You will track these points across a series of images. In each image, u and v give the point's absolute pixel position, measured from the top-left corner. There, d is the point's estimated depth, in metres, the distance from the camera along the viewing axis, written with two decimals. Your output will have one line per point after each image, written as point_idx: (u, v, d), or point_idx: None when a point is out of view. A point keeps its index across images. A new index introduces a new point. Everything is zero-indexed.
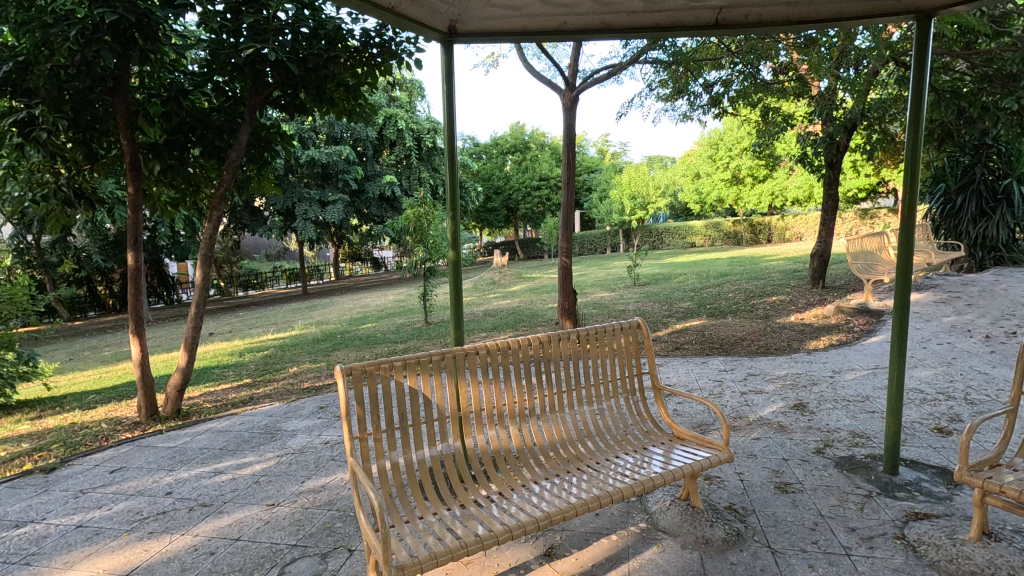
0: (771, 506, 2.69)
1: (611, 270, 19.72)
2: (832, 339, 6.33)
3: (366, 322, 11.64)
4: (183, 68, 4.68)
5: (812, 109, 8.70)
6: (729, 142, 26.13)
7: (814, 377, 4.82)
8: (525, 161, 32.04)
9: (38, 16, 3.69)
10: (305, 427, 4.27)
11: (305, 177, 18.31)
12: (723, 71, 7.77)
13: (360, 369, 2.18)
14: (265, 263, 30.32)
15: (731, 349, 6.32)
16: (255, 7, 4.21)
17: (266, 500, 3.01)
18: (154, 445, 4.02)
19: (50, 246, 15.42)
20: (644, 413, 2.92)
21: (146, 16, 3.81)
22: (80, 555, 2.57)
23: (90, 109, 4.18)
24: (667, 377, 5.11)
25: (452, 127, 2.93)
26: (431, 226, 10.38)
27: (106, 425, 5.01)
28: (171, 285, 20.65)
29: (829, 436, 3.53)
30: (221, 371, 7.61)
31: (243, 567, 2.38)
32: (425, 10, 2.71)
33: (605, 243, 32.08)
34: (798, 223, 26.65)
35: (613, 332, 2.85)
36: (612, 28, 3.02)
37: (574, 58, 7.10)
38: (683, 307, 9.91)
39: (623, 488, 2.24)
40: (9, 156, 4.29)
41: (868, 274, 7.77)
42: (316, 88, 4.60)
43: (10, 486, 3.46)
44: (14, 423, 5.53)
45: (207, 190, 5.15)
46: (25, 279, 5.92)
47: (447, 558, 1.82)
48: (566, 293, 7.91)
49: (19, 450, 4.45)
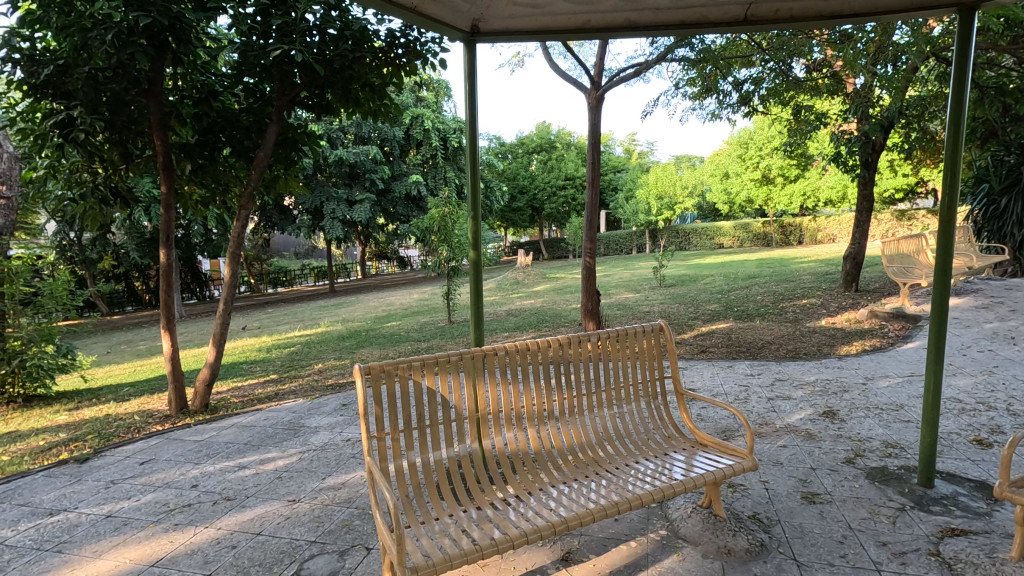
0: (798, 517, 2.61)
1: (636, 271, 19.65)
2: (864, 345, 6.12)
3: (390, 321, 11.73)
4: (216, 69, 4.79)
5: (847, 107, 8.44)
6: (759, 141, 25.56)
7: (845, 385, 4.66)
8: (551, 160, 31.90)
9: (77, 20, 3.78)
10: (328, 423, 4.32)
11: (332, 176, 18.60)
12: (754, 69, 7.60)
13: (378, 368, 2.18)
14: (294, 262, 31.03)
15: (758, 353, 6.17)
16: (283, 9, 4.24)
17: (288, 496, 3.06)
18: (182, 439, 4.12)
19: (90, 243, 16.13)
20: (666, 418, 2.85)
21: (178, 19, 3.88)
22: (108, 545, 2.64)
23: (125, 110, 4.29)
24: (691, 381, 5.01)
25: (474, 125, 2.91)
26: (455, 225, 10.42)
27: (139, 417, 5.16)
28: (203, 281, 21.47)
29: (860, 445, 3.41)
30: (249, 367, 7.76)
31: (263, 563, 2.41)
32: (447, 10, 2.70)
33: (631, 244, 31.80)
34: (830, 224, 25.92)
35: (635, 334, 2.79)
36: (636, 25, 2.97)
37: (600, 57, 7.02)
38: (709, 309, 9.75)
39: (642, 494, 2.19)
40: (50, 156, 4.42)
41: (905, 277, 7.50)
42: (342, 88, 4.66)
43: (46, 475, 3.59)
44: (52, 413, 5.71)
45: (236, 189, 5.28)
46: (66, 275, 6.15)
47: (461, 562, 1.80)
48: (589, 294, 7.82)
49: (56, 440, 4.59)
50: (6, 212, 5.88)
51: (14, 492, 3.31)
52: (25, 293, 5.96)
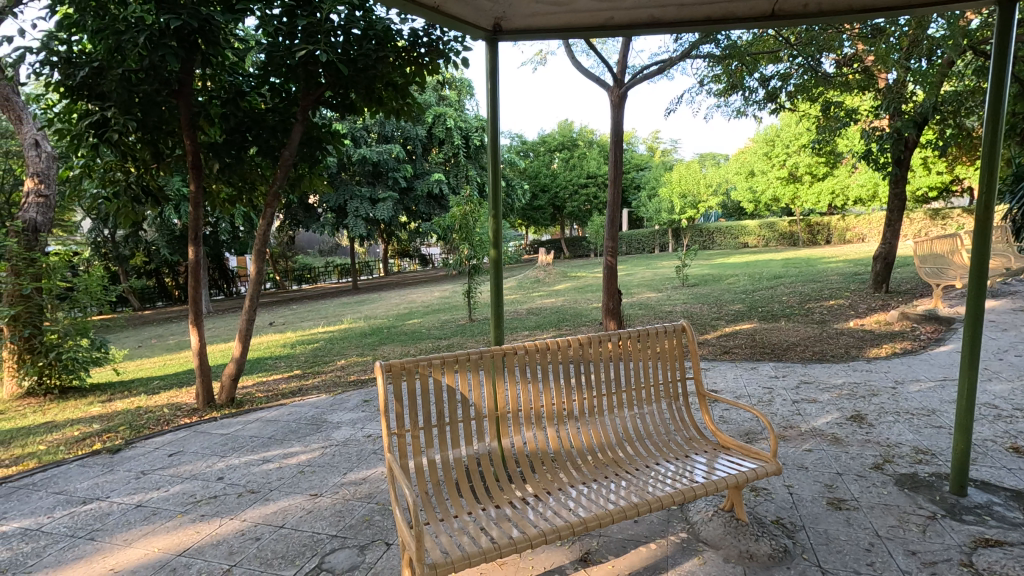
0: (823, 523, 2.55)
1: (658, 270, 19.43)
2: (895, 347, 5.94)
3: (411, 318, 11.82)
4: (244, 70, 4.89)
5: (878, 103, 8.21)
6: (786, 138, 25.03)
7: (874, 388, 4.54)
8: (573, 158, 31.73)
9: (111, 23, 3.88)
10: (349, 419, 4.37)
11: (356, 175, 18.80)
12: (782, 65, 7.45)
13: (399, 365, 2.20)
14: (318, 259, 31.55)
15: (783, 355, 6.05)
16: (309, 10, 4.28)
17: (310, 490, 3.10)
18: (209, 432, 4.22)
19: (123, 240, 16.65)
20: (687, 419, 2.82)
21: (207, 21, 3.96)
22: (138, 534, 2.71)
23: (156, 111, 4.40)
24: (713, 383, 4.94)
25: (495, 123, 2.91)
26: (476, 224, 10.45)
27: (168, 410, 5.30)
28: (230, 278, 21.96)
29: (889, 451, 3.32)
30: (274, 362, 7.90)
31: (285, 555, 2.45)
32: (469, 9, 2.71)
33: (654, 243, 31.51)
34: (860, 224, 25.19)
35: (657, 334, 2.76)
36: (660, 22, 2.92)
37: (624, 54, 6.95)
38: (733, 309, 9.60)
39: (662, 497, 2.16)
40: (85, 156, 4.56)
41: (938, 278, 7.27)
42: (365, 88, 4.71)
43: (80, 464, 3.71)
44: (86, 405, 5.90)
45: (262, 188, 5.37)
46: (100, 271, 6.35)
47: (480, 560, 1.80)
48: (610, 294, 7.75)
49: (89, 431, 4.75)
50: (45, 210, 6.11)
51: (50, 480, 3.43)
52: (61, 288, 6.18)
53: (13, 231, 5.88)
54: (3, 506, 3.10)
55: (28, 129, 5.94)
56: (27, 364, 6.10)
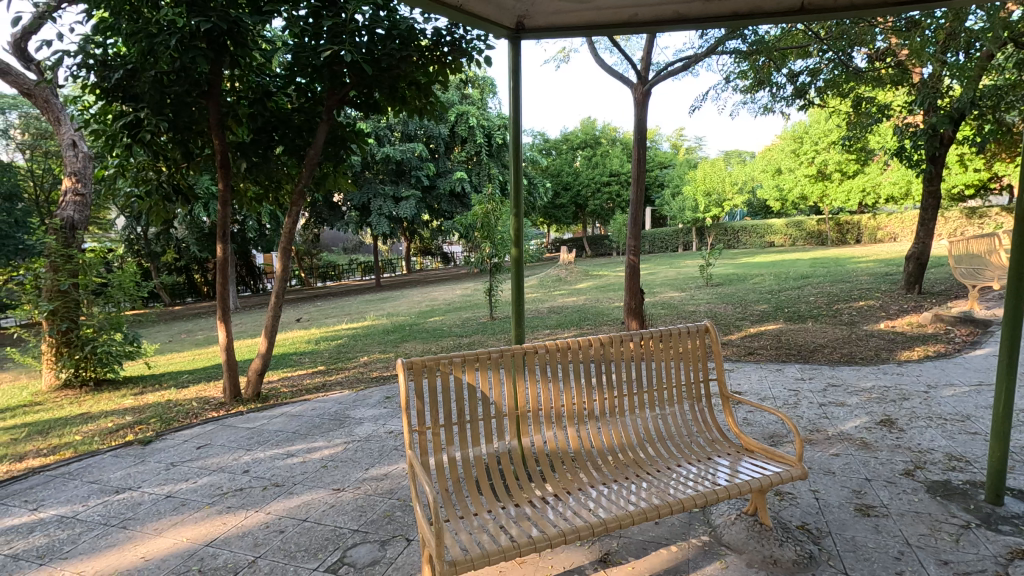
0: (851, 529, 2.49)
1: (682, 269, 19.18)
2: (928, 350, 5.77)
3: (433, 316, 11.91)
4: (271, 70, 4.98)
5: (913, 98, 7.96)
6: (815, 135, 24.47)
7: (905, 392, 4.41)
8: (595, 156, 31.52)
9: (144, 27, 3.98)
10: (372, 415, 4.42)
11: (380, 173, 18.98)
12: (811, 59, 7.28)
13: (420, 363, 2.21)
14: (342, 256, 32.07)
15: (810, 357, 5.93)
16: (334, 11, 4.33)
17: (333, 485, 3.15)
18: (235, 426, 4.31)
19: (155, 237, 17.14)
20: (710, 422, 2.77)
21: (236, 23, 4.05)
22: (167, 523, 2.79)
23: (187, 112, 4.51)
24: (737, 384, 4.87)
25: (518, 121, 2.91)
26: (498, 222, 10.47)
27: (197, 403, 5.43)
28: (256, 275, 22.44)
29: (920, 457, 3.22)
30: (299, 358, 8.04)
31: (308, 548, 2.49)
32: (492, 7, 2.72)
33: (677, 241, 31.18)
34: (893, 223, 24.51)
35: (679, 335, 2.73)
36: (685, 18, 2.88)
37: (648, 50, 6.87)
38: (758, 310, 9.44)
39: (684, 499, 2.14)
40: (120, 155, 4.70)
41: (974, 279, 7.04)
42: (389, 87, 4.75)
43: (113, 454, 3.83)
44: (119, 397, 6.09)
45: (288, 186, 5.46)
46: (133, 267, 6.54)
47: (499, 558, 1.81)
48: (633, 293, 7.68)
49: (123, 422, 4.90)
50: (81, 208, 6.33)
51: (85, 470, 3.55)
52: (97, 283, 6.39)
53: (52, 228, 6.11)
54: (42, 494, 3.22)
55: (66, 130, 6.16)
56: (64, 357, 6.32)
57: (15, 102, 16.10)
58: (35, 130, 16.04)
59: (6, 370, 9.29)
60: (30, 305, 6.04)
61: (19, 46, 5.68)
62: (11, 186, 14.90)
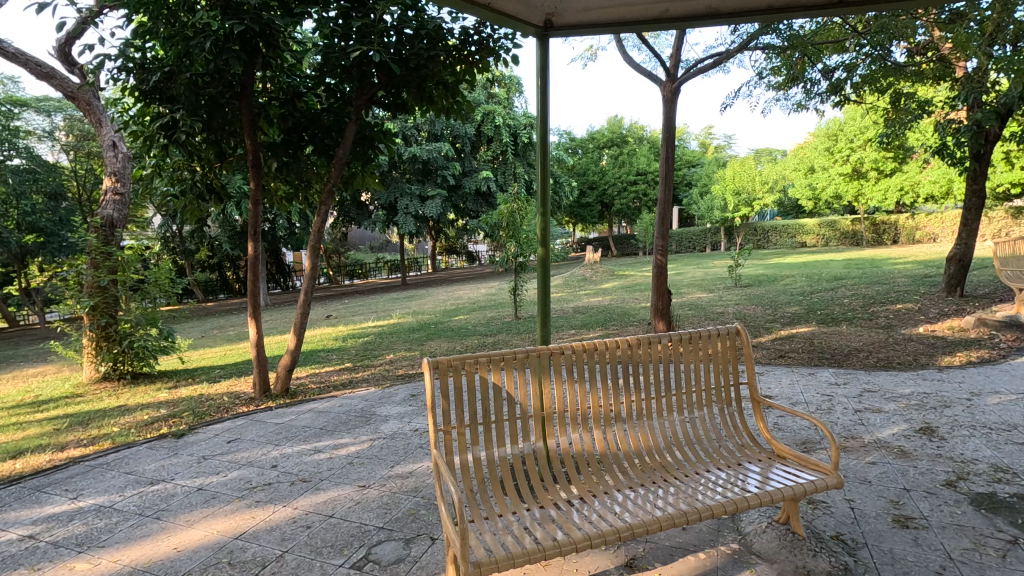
0: (888, 541, 2.40)
1: (709, 269, 18.83)
2: (970, 355, 5.53)
3: (458, 314, 11.98)
4: (301, 71, 5.05)
5: (956, 93, 7.64)
6: (850, 132, 23.76)
7: (946, 399, 4.24)
8: (622, 155, 31.24)
9: (181, 30, 4.07)
10: (397, 413, 4.45)
11: (407, 172, 19.12)
12: (847, 54, 7.04)
13: (446, 362, 2.22)
14: (369, 254, 32.60)
15: (844, 360, 5.75)
16: (363, 11, 4.35)
17: (358, 481, 3.18)
18: (264, 421, 4.39)
19: (189, 235, 17.67)
20: (740, 426, 2.71)
21: (268, 25, 4.10)
22: (199, 516, 2.85)
23: (221, 112, 4.57)
24: (767, 388, 4.76)
25: (545, 120, 2.88)
26: (524, 221, 10.44)
27: (227, 398, 5.55)
28: (286, 272, 22.94)
29: (964, 467, 3.09)
30: (326, 355, 8.16)
31: (334, 543, 2.52)
32: (521, 6, 2.70)
33: (705, 241, 30.75)
34: (932, 223, 23.59)
35: (708, 337, 2.67)
36: (719, 12, 2.81)
37: (677, 48, 6.75)
38: (789, 311, 9.23)
39: (713, 505, 2.08)
40: (156, 156, 4.83)
41: (1021, 282, 6.74)
42: (417, 87, 4.76)
43: (148, 446, 3.94)
44: (154, 391, 6.27)
45: (317, 185, 5.53)
46: (168, 264, 6.72)
47: (524, 561, 1.78)
48: (660, 293, 7.55)
49: (157, 415, 5.03)
50: (120, 207, 6.56)
51: (122, 461, 3.66)
52: (134, 280, 6.58)
53: (93, 226, 6.33)
54: (81, 483, 3.34)
55: (107, 132, 6.37)
56: (104, 351, 6.53)
57: (61, 104, 16.75)
58: (78, 132, 16.63)
59: (50, 362, 9.66)
60: (73, 300, 6.28)
61: (64, 51, 5.90)
62: (57, 186, 15.50)
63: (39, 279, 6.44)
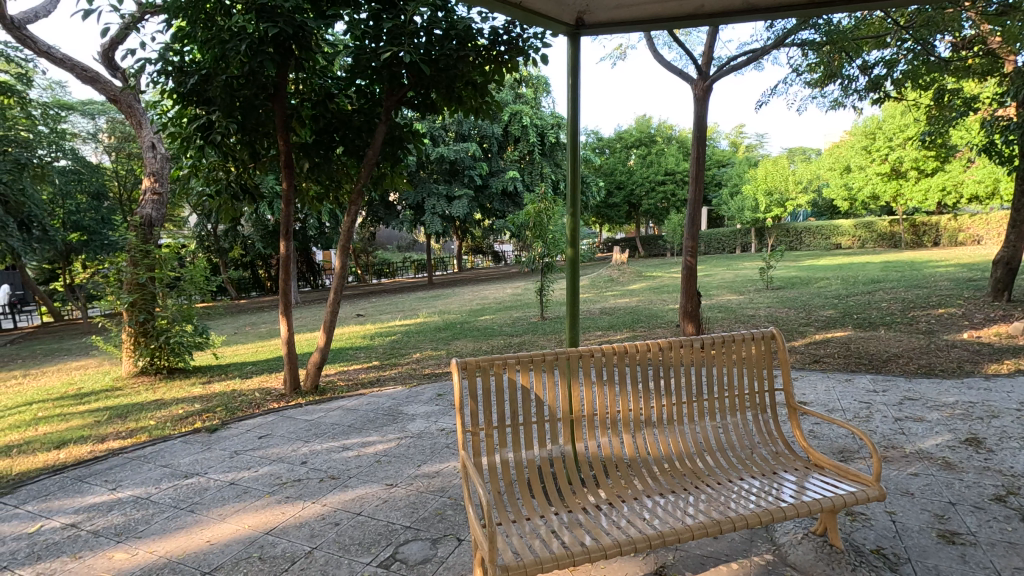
0: (933, 557, 2.30)
1: (741, 271, 18.48)
2: (1020, 364, 5.27)
3: (484, 314, 12.01)
4: (333, 72, 5.11)
5: (1004, 88, 7.28)
6: (889, 130, 22.94)
7: (994, 410, 4.04)
8: (650, 155, 30.92)
9: (217, 33, 4.15)
10: (424, 412, 4.47)
11: (434, 172, 19.26)
12: (888, 50, 6.78)
13: (474, 363, 2.20)
14: (397, 254, 33.00)
15: (883, 367, 5.55)
16: (394, 13, 4.39)
17: (386, 480, 3.20)
18: (294, 417, 4.45)
19: (224, 234, 18.23)
20: (775, 433, 2.63)
21: (301, 27, 4.16)
22: (230, 510, 2.91)
23: (255, 113, 4.64)
24: (801, 394, 4.62)
25: (576, 120, 2.84)
26: (550, 221, 10.38)
27: (259, 394, 5.66)
28: (315, 271, 23.36)
29: (1014, 482, 2.93)
30: (354, 353, 8.25)
31: (362, 541, 2.54)
32: (553, 5, 2.67)
33: (736, 242, 30.28)
34: (975, 224, 22.69)
35: (742, 340, 2.60)
36: (757, 8, 2.73)
37: (710, 45, 6.63)
38: (824, 315, 8.96)
39: (748, 515, 2.02)
40: (193, 156, 4.96)
41: None
42: (446, 87, 4.77)
43: (183, 440, 4.04)
44: (188, 385, 6.45)
45: (347, 185, 5.62)
46: (203, 262, 6.91)
47: (552, 566, 1.75)
48: (689, 295, 7.37)
49: (191, 410, 5.15)
50: (158, 206, 6.77)
51: (158, 454, 3.76)
52: (171, 278, 6.76)
53: (133, 225, 6.55)
54: (120, 474, 3.44)
55: (146, 133, 6.59)
56: (142, 346, 6.73)
57: (104, 107, 17.45)
58: (120, 134, 17.29)
59: (92, 356, 10.04)
60: (113, 297, 6.50)
61: (107, 56, 6.10)
62: (99, 186, 16.09)
63: (82, 276, 6.69)
